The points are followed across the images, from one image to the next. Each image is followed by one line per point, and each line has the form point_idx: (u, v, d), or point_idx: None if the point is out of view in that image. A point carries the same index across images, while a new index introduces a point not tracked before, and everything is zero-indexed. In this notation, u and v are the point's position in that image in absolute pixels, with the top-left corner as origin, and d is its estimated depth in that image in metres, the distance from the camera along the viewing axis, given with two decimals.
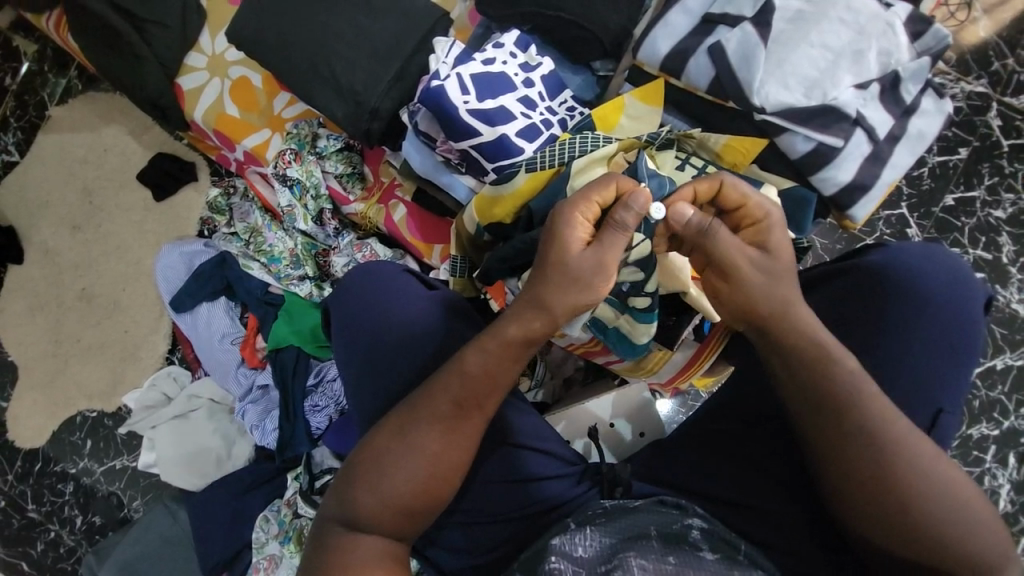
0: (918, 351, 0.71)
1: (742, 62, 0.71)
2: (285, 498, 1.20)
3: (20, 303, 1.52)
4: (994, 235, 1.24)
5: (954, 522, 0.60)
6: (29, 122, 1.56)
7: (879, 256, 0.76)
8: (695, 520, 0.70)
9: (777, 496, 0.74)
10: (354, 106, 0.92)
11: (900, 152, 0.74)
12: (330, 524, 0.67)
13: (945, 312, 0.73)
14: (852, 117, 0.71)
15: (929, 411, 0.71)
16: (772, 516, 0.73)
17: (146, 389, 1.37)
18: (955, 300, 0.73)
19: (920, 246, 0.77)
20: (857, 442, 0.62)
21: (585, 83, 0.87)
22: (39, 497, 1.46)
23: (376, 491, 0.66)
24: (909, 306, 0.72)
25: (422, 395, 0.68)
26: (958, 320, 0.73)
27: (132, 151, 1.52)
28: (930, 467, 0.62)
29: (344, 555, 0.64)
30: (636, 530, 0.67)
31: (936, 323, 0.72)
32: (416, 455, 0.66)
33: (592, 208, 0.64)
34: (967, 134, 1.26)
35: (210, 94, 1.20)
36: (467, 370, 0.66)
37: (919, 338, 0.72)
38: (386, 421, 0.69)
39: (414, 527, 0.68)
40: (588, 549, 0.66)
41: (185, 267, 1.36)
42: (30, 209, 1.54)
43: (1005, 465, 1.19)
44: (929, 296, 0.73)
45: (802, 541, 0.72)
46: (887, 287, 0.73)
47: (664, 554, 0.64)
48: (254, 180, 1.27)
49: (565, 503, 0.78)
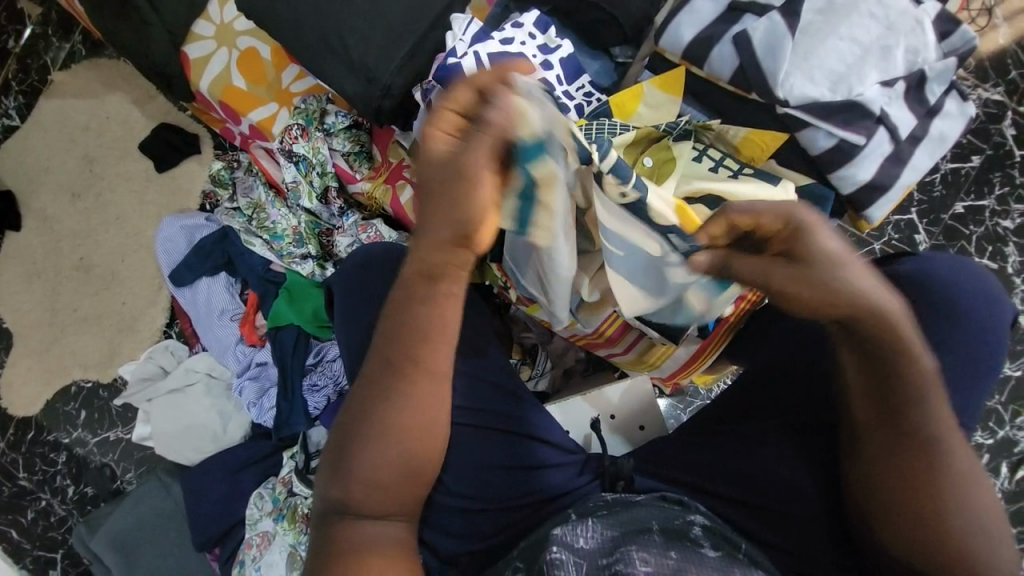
0: (944, 362, 0.71)
1: (768, 53, 0.70)
2: (280, 476, 1.20)
3: (16, 270, 1.50)
4: (1001, 245, 1.23)
5: (984, 528, 0.60)
6: (30, 86, 1.53)
7: (911, 263, 0.75)
8: (698, 517, 0.69)
9: (786, 497, 0.73)
10: (365, 83, 0.90)
11: (920, 154, 0.73)
12: (326, 512, 0.66)
13: (972, 325, 0.72)
14: (876, 115, 0.70)
15: None
16: (780, 515, 0.73)
17: (142, 362, 1.36)
18: (983, 314, 0.73)
19: (949, 258, 0.76)
20: (915, 439, 0.61)
21: (604, 69, 0.85)
22: (31, 466, 1.45)
23: (365, 473, 0.65)
24: (937, 317, 0.72)
25: (377, 365, 0.66)
26: (987, 336, 0.72)
27: (135, 121, 1.49)
28: (973, 468, 0.61)
29: (347, 541, 0.64)
30: (638, 524, 0.68)
31: (968, 336, 0.72)
32: (396, 429, 0.65)
33: (451, 118, 0.58)
34: (980, 142, 1.25)
35: (217, 64, 1.17)
36: (416, 330, 0.64)
37: (950, 350, 0.71)
38: (358, 392, 0.67)
39: (407, 505, 0.68)
40: (589, 540, 0.66)
41: (185, 240, 1.34)
42: (30, 175, 1.52)
43: (997, 474, 1.19)
44: (961, 306, 0.72)
45: (812, 544, 0.72)
46: (922, 293, 0.73)
47: (665, 548, 0.64)
48: (259, 155, 1.25)
49: (566, 493, 0.78)
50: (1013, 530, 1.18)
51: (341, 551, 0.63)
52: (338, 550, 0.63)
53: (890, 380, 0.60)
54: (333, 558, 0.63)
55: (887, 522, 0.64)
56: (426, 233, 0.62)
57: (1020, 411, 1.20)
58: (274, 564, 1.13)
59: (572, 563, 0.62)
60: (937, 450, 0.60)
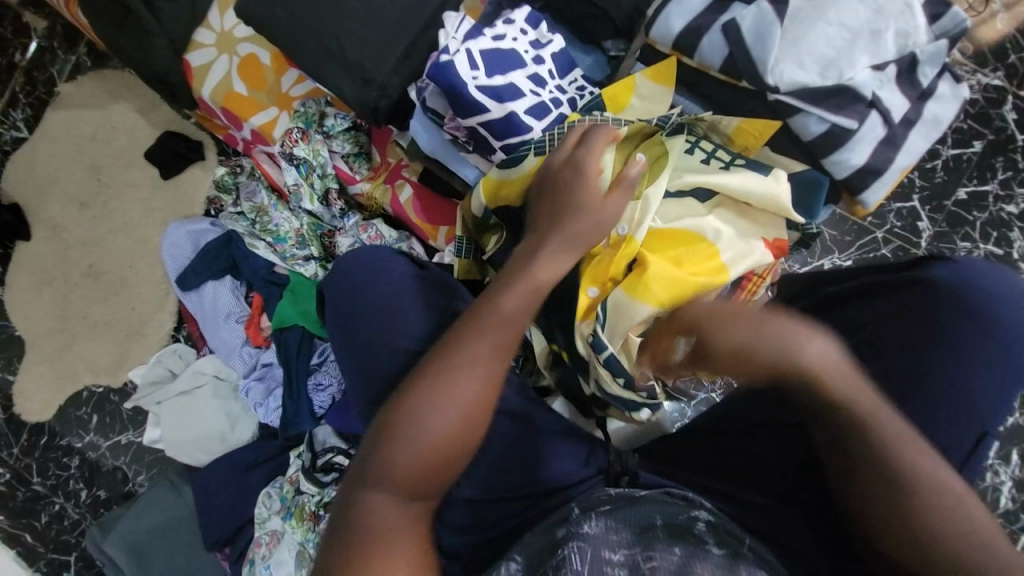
0: (980, 377, 0.71)
1: (756, 39, 0.70)
2: (288, 474, 1.21)
3: (27, 278, 1.53)
4: (1005, 230, 1.22)
5: (970, 534, 0.59)
6: (40, 99, 1.56)
7: (947, 271, 0.75)
8: (702, 513, 0.70)
9: (792, 490, 0.75)
10: (362, 84, 0.92)
11: (914, 137, 0.73)
12: (356, 484, 0.63)
13: (1005, 335, 0.72)
14: (868, 99, 0.70)
15: (973, 432, 0.71)
16: (787, 517, 0.74)
17: (151, 366, 1.39)
18: (1018, 325, 0.73)
19: (984, 263, 0.77)
20: (869, 467, 0.63)
21: (596, 64, 0.86)
22: (45, 470, 1.49)
23: (414, 443, 0.63)
24: (972, 324, 0.72)
25: (451, 341, 0.67)
26: (1015, 350, 0.72)
27: (140, 129, 1.52)
28: (969, 501, 0.60)
29: (369, 519, 0.61)
30: (642, 519, 0.68)
31: (992, 346, 0.72)
32: (457, 404, 0.65)
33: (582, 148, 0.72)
34: (982, 127, 1.24)
35: (218, 70, 1.19)
36: (502, 307, 0.68)
37: (979, 364, 0.71)
38: (415, 375, 0.66)
39: (438, 484, 0.65)
40: (595, 528, 0.66)
41: (191, 245, 1.36)
42: (40, 186, 1.55)
43: (1008, 462, 1.18)
44: (993, 317, 0.72)
45: (811, 542, 0.72)
46: (942, 302, 0.73)
47: (669, 544, 0.64)
48: (261, 159, 1.27)
49: (570, 485, 0.79)
50: None
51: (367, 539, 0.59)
52: (359, 527, 0.60)
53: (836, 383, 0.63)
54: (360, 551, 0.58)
55: (864, 517, 0.65)
56: (545, 257, 0.70)
57: None
58: (282, 561, 1.16)
59: (580, 554, 0.63)
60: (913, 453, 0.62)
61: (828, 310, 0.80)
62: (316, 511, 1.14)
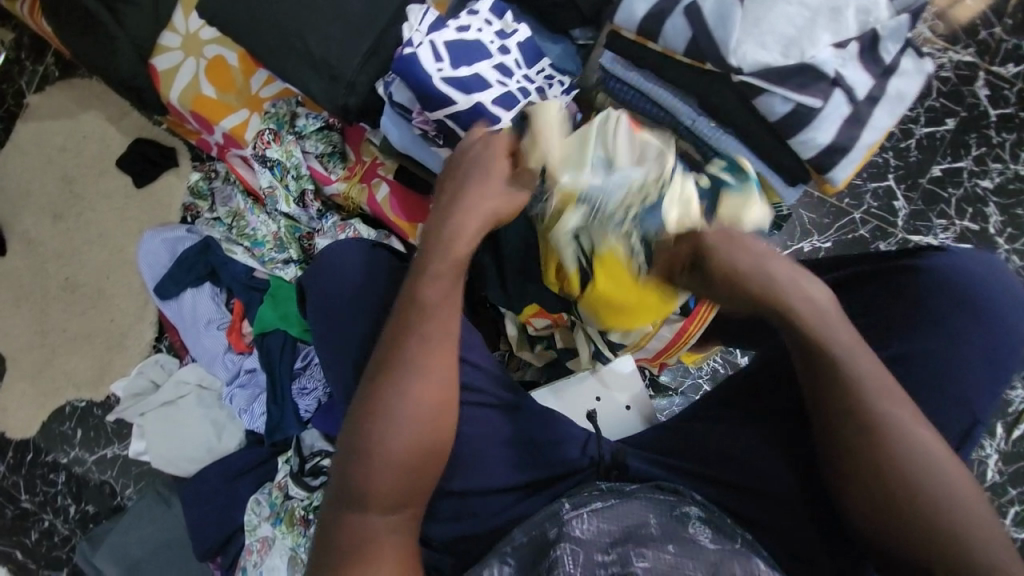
0: (975, 358, 0.73)
1: (717, 22, 0.71)
2: (276, 481, 1.20)
3: (3, 294, 1.50)
4: (981, 206, 1.23)
5: (951, 506, 0.59)
6: (8, 111, 1.53)
7: (942, 260, 0.77)
8: (692, 508, 0.70)
9: (788, 479, 0.74)
10: (329, 81, 0.90)
11: (880, 113, 0.73)
12: (334, 507, 0.65)
13: (992, 316, 0.74)
14: (830, 77, 0.70)
15: (966, 421, 0.71)
16: (784, 505, 0.74)
17: (133, 377, 1.37)
18: (1003, 306, 0.75)
19: (971, 250, 0.79)
20: (858, 436, 0.63)
21: (565, 54, 0.85)
22: (31, 488, 1.46)
23: (371, 456, 0.65)
24: (958, 307, 0.74)
25: (391, 348, 0.69)
26: (1005, 329, 0.74)
27: (112, 138, 1.49)
28: (950, 467, 0.60)
29: (351, 538, 0.62)
30: (634, 518, 0.67)
31: (986, 329, 0.74)
32: (405, 410, 0.66)
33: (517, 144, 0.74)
34: (954, 105, 1.25)
35: (185, 74, 1.17)
36: (429, 298, 0.69)
37: (969, 350, 0.73)
38: (358, 399, 0.68)
39: (413, 489, 0.66)
40: (585, 531, 0.65)
41: (168, 253, 1.34)
42: (12, 200, 1.52)
43: (992, 434, 1.20)
44: (983, 303, 0.74)
45: (808, 530, 0.73)
46: (927, 288, 0.76)
47: (663, 542, 0.64)
48: (235, 163, 1.25)
49: (559, 473, 0.79)
50: (1012, 490, 1.18)
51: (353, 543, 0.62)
52: (343, 550, 0.62)
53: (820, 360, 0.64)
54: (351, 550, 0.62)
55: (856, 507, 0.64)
56: (467, 253, 0.71)
57: None
58: (274, 568, 1.15)
59: (571, 554, 0.62)
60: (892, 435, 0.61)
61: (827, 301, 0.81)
62: (305, 515, 1.12)
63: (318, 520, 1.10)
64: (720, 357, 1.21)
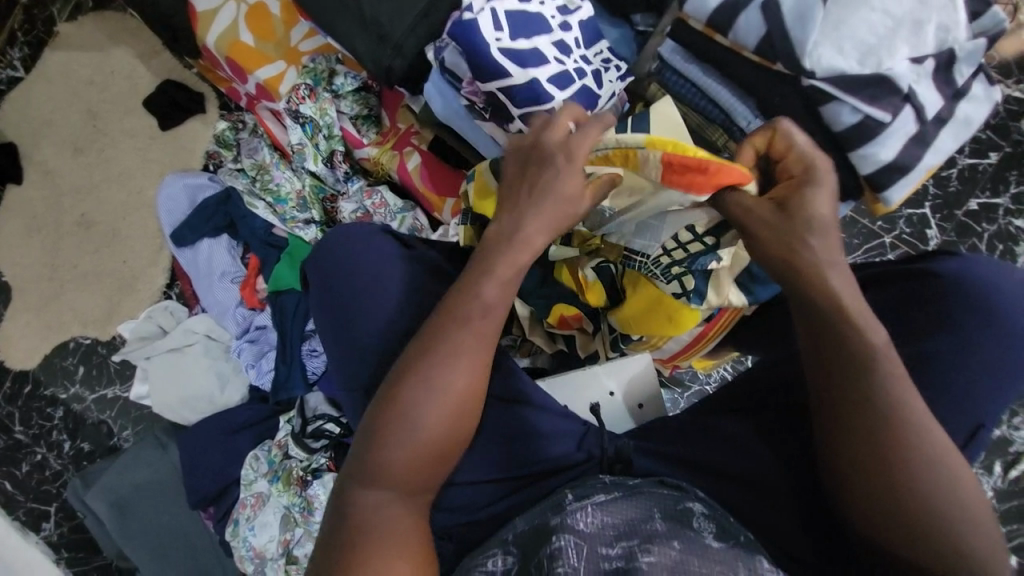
0: (975, 365, 0.71)
1: (796, 21, 0.68)
2: (276, 439, 1.20)
3: (16, 223, 1.49)
4: (1013, 244, 1.22)
5: (941, 500, 0.60)
6: (35, 37, 1.49)
7: (953, 265, 0.76)
8: (696, 504, 0.69)
9: (775, 474, 0.75)
10: (376, 41, 0.88)
11: (945, 136, 0.71)
12: (349, 490, 0.65)
13: (1010, 331, 0.72)
14: (903, 92, 0.68)
15: (970, 423, 0.70)
16: (765, 494, 0.74)
17: (141, 321, 1.36)
18: (1022, 324, 0.73)
19: (993, 262, 0.77)
20: (869, 419, 0.62)
21: (622, 39, 0.83)
22: (27, 420, 1.47)
23: (400, 442, 0.65)
24: (976, 318, 0.72)
25: (428, 332, 0.68)
26: (1021, 343, 0.72)
27: (139, 76, 1.46)
28: (951, 462, 0.61)
29: (370, 520, 0.62)
30: (638, 512, 0.67)
31: (998, 340, 0.72)
32: (441, 395, 0.66)
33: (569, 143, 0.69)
34: (1000, 139, 1.22)
35: (225, 17, 1.13)
36: (479, 298, 0.68)
37: (972, 358, 0.71)
38: (391, 380, 0.67)
39: (436, 474, 0.67)
40: (589, 524, 0.65)
41: (187, 200, 1.32)
42: (32, 128, 1.49)
43: (990, 473, 1.20)
44: (997, 310, 0.73)
45: (791, 525, 0.72)
46: (945, 294, 0.74)
47: (669, 538, 0.62)
48: (264, 116, 1.23)
49: (565, 466, 0.78)
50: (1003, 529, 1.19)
51: (365, 524, 0.62)
52: (359, 532, 0.62)
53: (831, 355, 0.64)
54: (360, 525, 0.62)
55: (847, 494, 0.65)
56: (511, 258, 0.69)
57: (1018, 412, 1.20)
58: (268, 523, 1.17)
59: (573, 546, 0.61)
60: (910, 435, 0.61)
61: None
62: (304, 476, 1.13)
63: (317, 482, 1.11)
64: (731, 365, 1.20)
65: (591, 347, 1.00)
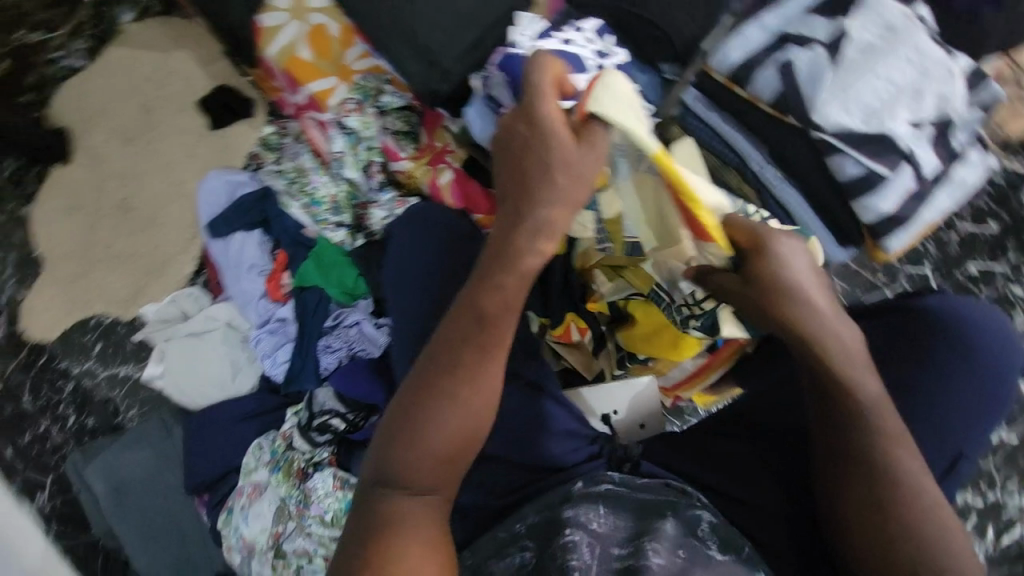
0: (955, 395, 0.78)
1: (810, 82, 0.76)
2: (281, 430, 1.23)
3: (59, 201, 1.57)
4: (1010, 310, 1.26)
5: (935, 546, 0.65)
6: (105, 34, 1.62)
7: (935, 301, 0.83)
8: (703, 513, 0.73)
9: (779, 496, 0.78)
10: (427, 65, 0.97)
11: (941, 195, 0.77)
12: (370, 486, 0.69)
13: (988, 365, 0.79)
14: (903, 152, 0.75)
15: (949, 453, 0.77)
16: (768, 515, 0.78)
17: (165, 304, 1.41)
18: (998, 358, 0.79)
19: (973, 301, 0.83)
20: (861, 462, 0.68)
21: (651, 83, 0.90)
22: (36, 391, 1.50)
23: (417, 446, 0.68)
24: (955, 351, 0.79)
25: (443, 338, 0.72)
26: (999, 374, 0.79)
27: (197, 78, 1.58)
28: (941, 511, 0.66)
29: (389, 513, 0.67)
30: (647, 514, 0.72)
31: (976, 372, 0.78)
32: (457, 399, 0.69)
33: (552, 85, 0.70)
34: (999, 209, 1.29)
35: (286, 34, 1.24)
36: (487, 303, 0.71)
37: (951, 389, 0.78)
38: (410, 384, 0.71)
39: (449, 476, 0.70)
40: (601, 524, 0.70)
41: (226, 195, 1.40)
42: (88, 115, 1.59)
43: (984, 536, 1.20)
44: (977, 346, 0.79)
45: (790, 546, 0.77)
46: (929, 330, 0.80)
47: (676, 544, 0.68)
48: (309, 125, 1.31)
49: (569, 464, 0.82)
50: None
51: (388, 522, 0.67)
52: (382, 524, 0.66)
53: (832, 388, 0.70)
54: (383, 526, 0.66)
55: (843, 531, 0.70)
56: (517, 267, 0.71)
57: (1012, 476, 1.21)
58: (261, 514, 1.18)
59: (585, 543, 0.68)
60: (896, 470, 0.67)
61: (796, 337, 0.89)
62: (305, 469, 1.17)
63: (318, 474, 1.15)
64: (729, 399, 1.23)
65: (597, 367, 1.03)
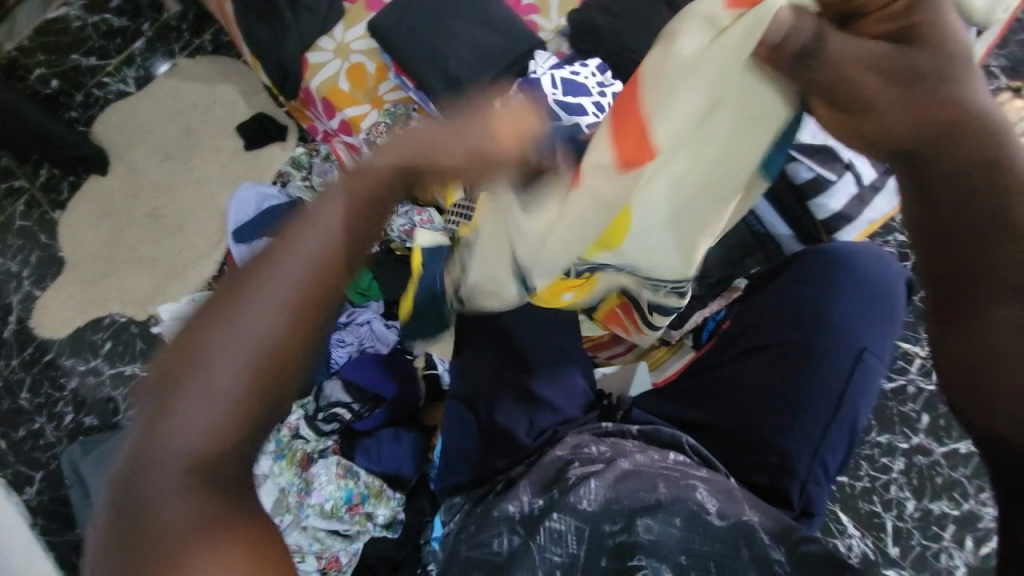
0: (847, 306, 0.95)
1: None
2: (287, 420, 1.27)
3: (90, 208, 1.67)
4: None
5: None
6: (156, 65, 1.79)
7: (836, 248, 1.01)
8: (699, 483, 0.78)
9: (735, 414, 0.92)
10: (455, 94, 1.15)
11: (878, 198, 1.08)
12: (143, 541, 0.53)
13: (868, 278, 0.98)
14: (845, 162, 1.05)
15: (856, 346, 0.93)
16: (720, 430, 0.92)
17: (183, 303, 1.48)
18: (875, 275, 0.99)
19: (858, 245, 1.02)
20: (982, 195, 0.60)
21: None
22: (36, 387, 1.52)
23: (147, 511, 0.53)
24: (839, 269, 0.98)
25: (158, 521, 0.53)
26: (881, 289, 0.98)
27: (237, 107, 1.75)
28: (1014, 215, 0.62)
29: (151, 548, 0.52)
30: (642, 484, 0.77)
31: (853, 282, 0.97)
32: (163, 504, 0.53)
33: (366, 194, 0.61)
34: None
35: (329, 70, 1.43)
36: None
37: (844, 301, 0.96)
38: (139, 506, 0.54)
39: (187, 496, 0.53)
40: (594, 497, 0.76)
41: (255, 204, 1.51)
42: (130, 132, 1.74)
43: (961, 546, 1.25)
44: (849, 267, 0.98)
45: (748, 440, 0.90)
46: (820, 255, 0.99)
47: (671, 516, 0.73)
48: (339, 147, 1.49)
49: (569, 419, 0.93)
50: None
51: (140, 492, 0.53)
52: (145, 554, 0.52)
53: (955, 224, 0.60)
54: (135, 472, 0.54)
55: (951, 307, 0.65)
56: None
57: (983, 487, 1.28)
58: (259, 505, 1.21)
59: (578, 522, 0.73)
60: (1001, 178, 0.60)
61: (771, 277, 1.01)
62: (310, 456, 1.23)
63: (321, 461, 1.21)
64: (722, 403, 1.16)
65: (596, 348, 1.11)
